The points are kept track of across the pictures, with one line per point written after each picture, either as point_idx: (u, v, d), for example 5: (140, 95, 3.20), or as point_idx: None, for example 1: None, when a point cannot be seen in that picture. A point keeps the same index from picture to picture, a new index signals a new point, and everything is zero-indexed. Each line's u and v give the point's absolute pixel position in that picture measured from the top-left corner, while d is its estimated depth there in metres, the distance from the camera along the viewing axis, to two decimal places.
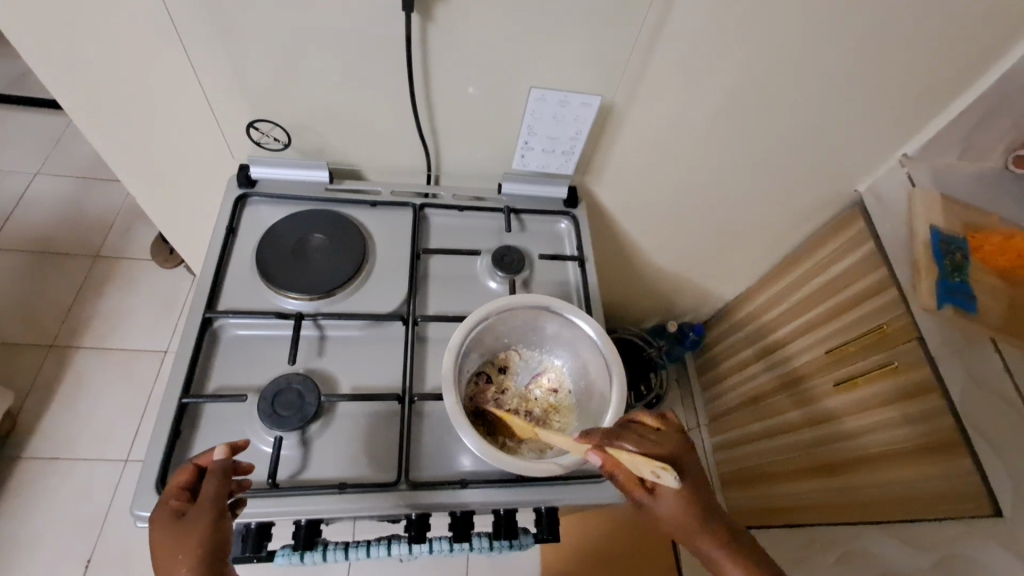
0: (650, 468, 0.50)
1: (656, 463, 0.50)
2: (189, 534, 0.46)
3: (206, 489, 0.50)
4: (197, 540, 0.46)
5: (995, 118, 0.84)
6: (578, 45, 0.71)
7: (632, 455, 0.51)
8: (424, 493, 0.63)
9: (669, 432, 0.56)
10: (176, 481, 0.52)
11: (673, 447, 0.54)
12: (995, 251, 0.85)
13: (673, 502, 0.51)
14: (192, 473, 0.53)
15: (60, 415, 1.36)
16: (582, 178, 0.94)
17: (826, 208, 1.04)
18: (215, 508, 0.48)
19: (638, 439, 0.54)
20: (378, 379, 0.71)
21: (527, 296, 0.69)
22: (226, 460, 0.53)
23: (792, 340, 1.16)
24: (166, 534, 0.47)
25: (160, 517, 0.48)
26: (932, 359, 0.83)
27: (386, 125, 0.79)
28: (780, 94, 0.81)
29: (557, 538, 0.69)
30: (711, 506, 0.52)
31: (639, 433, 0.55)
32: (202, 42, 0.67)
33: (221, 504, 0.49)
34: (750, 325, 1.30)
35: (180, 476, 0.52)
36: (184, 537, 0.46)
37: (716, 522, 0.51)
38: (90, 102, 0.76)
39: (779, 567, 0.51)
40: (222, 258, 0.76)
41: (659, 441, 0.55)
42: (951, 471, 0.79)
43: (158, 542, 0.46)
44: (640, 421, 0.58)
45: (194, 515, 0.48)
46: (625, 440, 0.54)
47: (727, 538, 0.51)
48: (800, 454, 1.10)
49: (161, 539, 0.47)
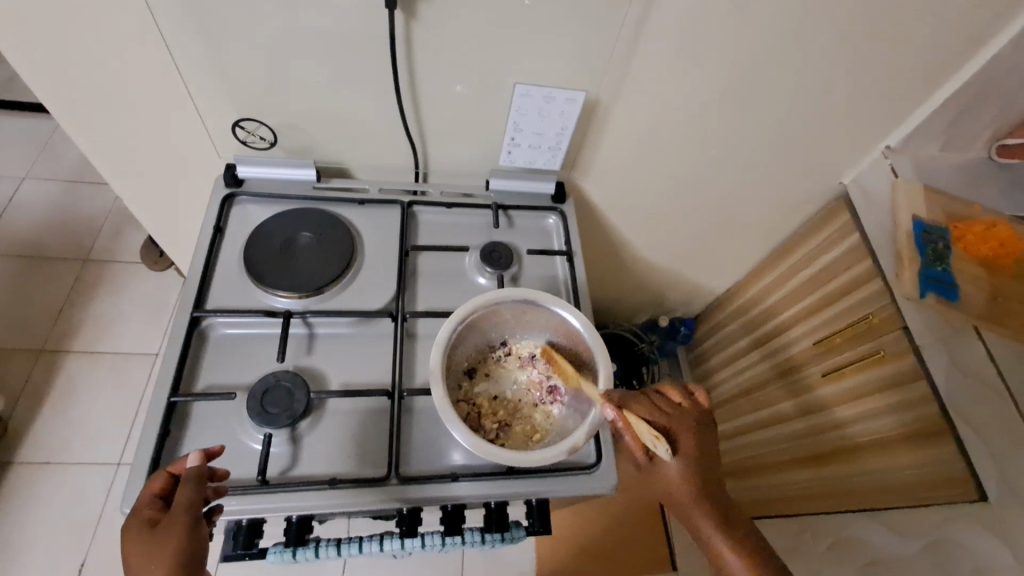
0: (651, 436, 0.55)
1: (655, 434, 0.55)
2: (163, 546, 0.47)
3: (180, 497, 0.50)
4: (172, 551, 0.46)
5: (975, 109, 0.86)
6: (563, 41, 0.71)
7: (638, 422, 0.56)
8: (414, 488, 0.63)
9: (687, 411, 0.59)
10: (150, 490, 0.52)
11: (687, 422, 0.58)
12: (979, 240, 0.86)
13: (671, 474, 0.55)
14: (165, 481, 0.53)
15: (51, 419, 1.35)
16: (570, 175, 0.94)
17: (812, 200, 1.05)
18: (189, 519, 0.49)
19: (652, 410, 0.59)
20: (367, 376, 0.71)
21: (515, 289, 0.69)
22: (199, 469, 0.53)
23: (779, 334, 1.18)
24: (140, 545, 0.47)
25: (134, 526, 0.49)
26: (918, 348, 0.84)
27: (373, 123, 0.79)
28: (763, 87, 0.82)
29: (549, 532, 0.70)
30: (709, 486, 0.55)
31: (655, 406, 0.59)
32: (186, 43, 0.67)
33: (195, 513, 0.50)
34: (739, 319, 1.32)
35: (154, 484, 0.52)
36: (159, 549, 0.47)
37: (706, 501, 0.54)
38: (72, 103, 0.76)
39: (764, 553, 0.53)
40: (210, 259, 0.76)
41: (671, 416, 0.58)
42: (939, 457, 0.80)
43: (132, 553, 0.47)
44: (665, 393, 0.61)
45: (168, 524, 0.48)
46: (639, 407, 0.58)
47: (719, 518, 0.54)
48: (790, 446, 1.11)
49: (135, 549, 0.47)
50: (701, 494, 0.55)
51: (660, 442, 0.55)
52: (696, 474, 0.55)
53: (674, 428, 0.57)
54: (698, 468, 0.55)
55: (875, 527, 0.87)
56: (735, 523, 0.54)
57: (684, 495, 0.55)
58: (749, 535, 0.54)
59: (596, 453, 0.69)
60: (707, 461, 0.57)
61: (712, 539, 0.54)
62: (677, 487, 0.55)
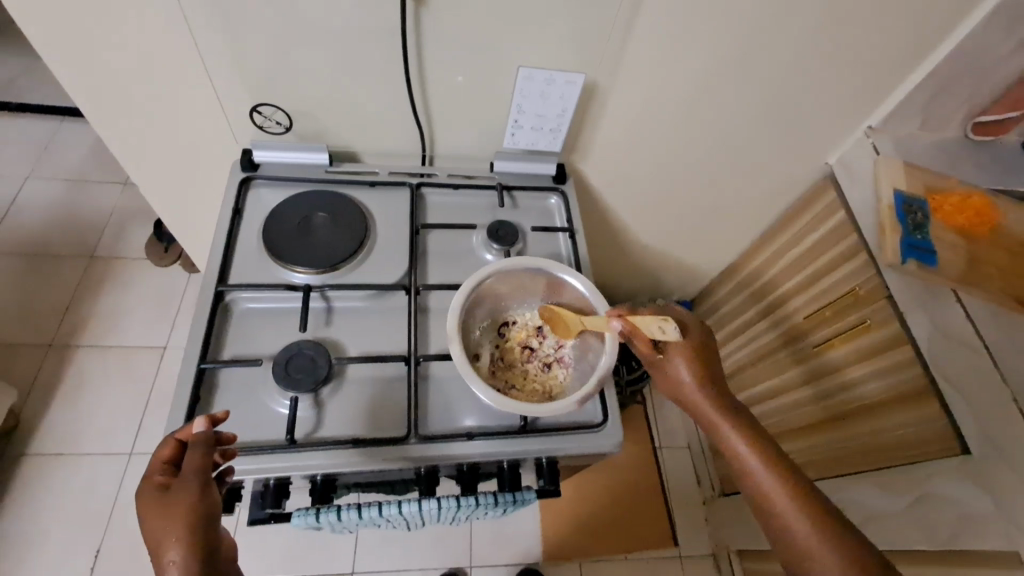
0: (656, 325, 0.64)
1: (661, 320, 0.64)
2: (175, 506, 0.49)
3: (190, 461, 0.53)
4: (184, 515, 0.49)
5: (951, 88, 0.91)
6: (565, 26, 0.75)
7: (645, 317, 0.65)
8: (432, 446, 0.67)
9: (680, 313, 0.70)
10: (160, 456, 0.55)
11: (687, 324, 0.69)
12: (955, 212, 0.91)
13: (675, 359, 0.65)
14: (174, 447, 0.56)
15: (62, 411, 1.37)
16: (570, 158, 0.98)
17: (801, 180, 1.10)
18: (199, 481, 0.51)
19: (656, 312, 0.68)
20: (384, 345, 0.75)
21: (523, 258, 0.73)
22: (206, 434, 0.55)
23: (792, 298, 1.17)
24: (152, 507, 0.50)
25: (147, 490, 0.51)
26: (902, 315, 0.89)
27: (383, 107, 0.83)
28: (752, 71, 0.86)
29: (558, 492, 0.75)
30: (709, 369, 0.65)
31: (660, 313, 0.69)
32: (208, 31, 0.70)
33: (205, 476, 0.52)
34: (751, 286, 1.29)
35: (163, 451, 0.55)
36: (172, 510, 0.49)
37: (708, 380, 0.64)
38: (96, 89, 0.79)
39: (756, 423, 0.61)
40: (230, 237, 0.79)
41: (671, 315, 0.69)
42: (925, 416, 0.86)
43: (146, 516, 0.49)
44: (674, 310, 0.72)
45: (180, 487, 0.51)
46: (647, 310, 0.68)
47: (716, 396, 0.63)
48: (804, 411, 1.13)
49: (150, 514, 0.49)
50: (703, 375, 0.64)
51: (668, 326, 0.63)
52: (700, 362, 0.65)
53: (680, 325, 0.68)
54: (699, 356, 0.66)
55: (865, 489, 0.95)
56: (733, 405, 0.63)
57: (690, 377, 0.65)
58: (748, 416, 0.62)
59: (603, 412, 0.73)
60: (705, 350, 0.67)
61: (712, 418, 0.62)
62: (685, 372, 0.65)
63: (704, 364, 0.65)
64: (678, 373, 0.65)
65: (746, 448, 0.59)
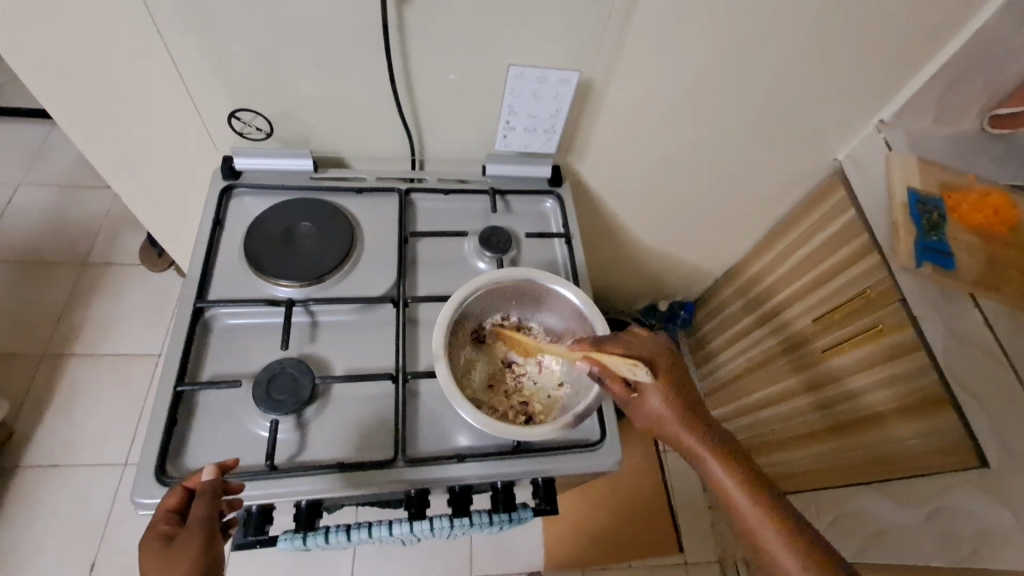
0: (628, 362, 0.60)
1: (630, 360, 0.59)
2: (178, 557, 0.47)
3: (198, 509, 0.51)
4: (189, 563, 0.46)
5: (966, 80, 0.86)
6: (558, 22, 0.71)
7: (612, 355, 0.60)
8: (422, 469, 0.64)
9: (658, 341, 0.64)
10: (165, 504, 0.53)
11: (657, 350, 0.62)
12: (973, 210, 0.86)
13: (654, 397, 0.59)
14: (180, 496, 0.54)
15: (58, 421, 1.36)
16: (566, 159, 0.94)
17: (808, 177, 1.05)
18: (207, 528, 0.49)
19: (625, 344, 0.62)
20: (370, 361, 0.72)
21: (516, 270, 0.70)
22: (215, 482, 0.54)
23: (790, 305, 1.15)
24: (153, 557, 0.47)
25: (149, 539, 0.49)
26: (915, 320, 0.84)
27: (368, 110, 0.79)
28: (754, 65, 0.82)
29: (556, 511, 0.71)
30: (693, 403, 0.59)
31: (626, 342, 0.63)
32: (179, 34, 0.67)
33: (212, 524, 0.50)
34: (761, 282, 1.23)
35: (170, 499, 0.53)
36: (176, 555, 0.47)
37: (695, 416, 0.58)
38: (68, 99, 0.76)
39: (748, 456, 0.57)
40: (210, 250, 0.76)
41: (642, 344, 0.62)
42: (938, 427, 0.81)
43: (145, 564, 0.46)
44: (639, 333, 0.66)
45: (186, 535, 0.48)
46: (612, 344, 0.61)
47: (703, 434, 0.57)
48: (817, 415, 1.06)
49: (149, 563, 0.46)
50: (687, 412, 0.58)
51: (636, 367, 0.59)
52: (679, 396, 0.59)
53: (652, 356, 0.61)
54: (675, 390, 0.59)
55: (878, 500, 0.92)
56: (724, 440, 0.57)
57: (672, 417, 0.58)
58: (736, 451, 0.57)
59: (600, 429, 0.70)
60: (683, 381, 0.60)
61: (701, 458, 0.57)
62: (662, 410, 0.58)
63: (680, 394, 0.59)
64: (658, 412, 0.58)
65: (735, 488, 0.54)
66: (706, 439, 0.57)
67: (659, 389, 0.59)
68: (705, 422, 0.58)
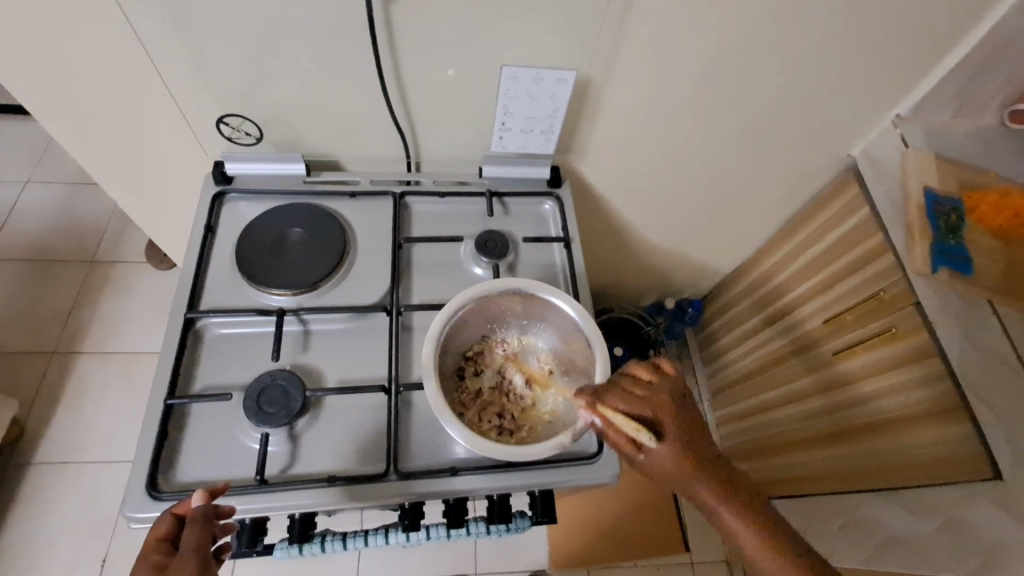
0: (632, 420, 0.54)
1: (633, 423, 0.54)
2: None
3: (189, 537, 0.50)
4: None
5: (988, 73, 0.81)
6: (550, 20, 0.68)
7: (615, 414, 0.55)
8: (415, 483, 0.63)
9: (661, 385, 0.58)
10: (156, 533, 0.52)
11: (660, 400, 0.56)
12: (992, 210, 0.83)
13: (665, 458, 0.53)
14: (170, 523, 0.53)
15: (68, 418, 1.38)
16: (566, 158, 0.91)
17: (818, 174, 1.01)
18: (198, 556, 0.48)
19: (627, 397, 0.57)
20: (362, 372, 0.70)
21: (507, 279, 0.68)
22: (206, 508, 0.53)
23: (804, 302, 1.10)
24: None
25: (141, 570, 0.47)
26: (930, 325, 0.80)
27: (359, 113, 0.77)
28: (760, 59, 0.78)
29: (553, 521, 0.70)
30: (709, 456, 0.54)
31: (628, 392, 0.57)
32: (160, 39, 0.65)
33: (203, 553, 0.49)
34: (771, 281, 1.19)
35: (159, 528, 0.52)
36: None
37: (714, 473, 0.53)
38: (54, 107, 0.75)
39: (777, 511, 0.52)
40: (201, 258, 0.75)
41: (646, 398, 0.57)
42: (949, 436, 0.79)
43: None
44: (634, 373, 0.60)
45: (177, 564, 0.47)
46: (614, 399, 0.57)
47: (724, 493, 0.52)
48: (824, 418, 1.04)
49: None
50: (705, 470, 0.53)
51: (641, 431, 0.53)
52: (694, 451, 0.54)
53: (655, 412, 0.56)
54: (688, 440, 0.54)
55: (883, 507, 0.89)
56: (748, 494, 0.52)
57: (687, 478, 0.53)
58: (761, 505, 0.52)
59: (596, 443, 0.68)
60: (696, 434, 0.55)
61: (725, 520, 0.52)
62: (676, 470, 0.53)
63: (693, 450, 0.54)
64: (672, 472, 0.53)
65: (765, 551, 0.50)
66: (728, 497, 0.52)
67: (669, 446, 0.54)
68: (726, 477, 0.53)
